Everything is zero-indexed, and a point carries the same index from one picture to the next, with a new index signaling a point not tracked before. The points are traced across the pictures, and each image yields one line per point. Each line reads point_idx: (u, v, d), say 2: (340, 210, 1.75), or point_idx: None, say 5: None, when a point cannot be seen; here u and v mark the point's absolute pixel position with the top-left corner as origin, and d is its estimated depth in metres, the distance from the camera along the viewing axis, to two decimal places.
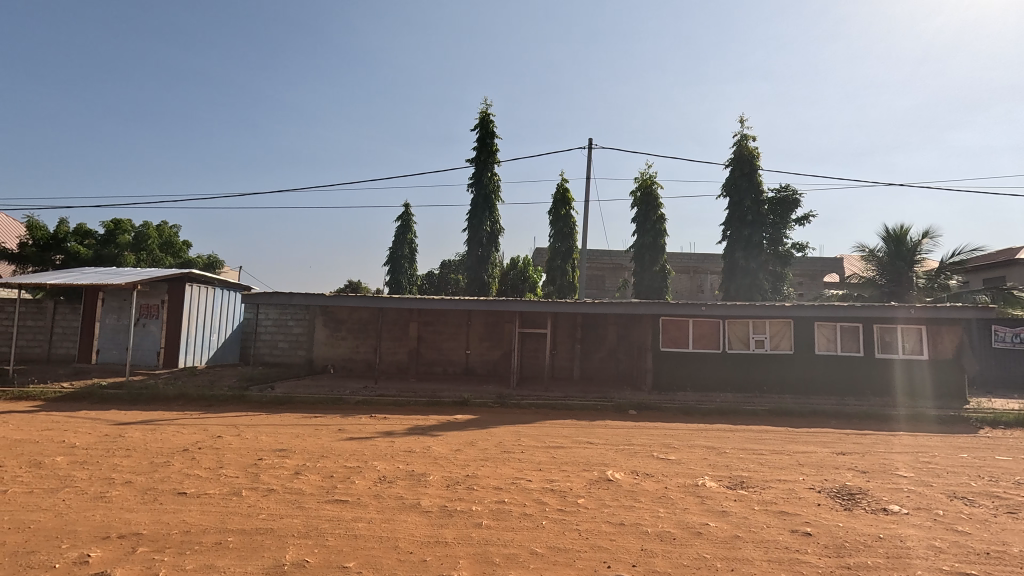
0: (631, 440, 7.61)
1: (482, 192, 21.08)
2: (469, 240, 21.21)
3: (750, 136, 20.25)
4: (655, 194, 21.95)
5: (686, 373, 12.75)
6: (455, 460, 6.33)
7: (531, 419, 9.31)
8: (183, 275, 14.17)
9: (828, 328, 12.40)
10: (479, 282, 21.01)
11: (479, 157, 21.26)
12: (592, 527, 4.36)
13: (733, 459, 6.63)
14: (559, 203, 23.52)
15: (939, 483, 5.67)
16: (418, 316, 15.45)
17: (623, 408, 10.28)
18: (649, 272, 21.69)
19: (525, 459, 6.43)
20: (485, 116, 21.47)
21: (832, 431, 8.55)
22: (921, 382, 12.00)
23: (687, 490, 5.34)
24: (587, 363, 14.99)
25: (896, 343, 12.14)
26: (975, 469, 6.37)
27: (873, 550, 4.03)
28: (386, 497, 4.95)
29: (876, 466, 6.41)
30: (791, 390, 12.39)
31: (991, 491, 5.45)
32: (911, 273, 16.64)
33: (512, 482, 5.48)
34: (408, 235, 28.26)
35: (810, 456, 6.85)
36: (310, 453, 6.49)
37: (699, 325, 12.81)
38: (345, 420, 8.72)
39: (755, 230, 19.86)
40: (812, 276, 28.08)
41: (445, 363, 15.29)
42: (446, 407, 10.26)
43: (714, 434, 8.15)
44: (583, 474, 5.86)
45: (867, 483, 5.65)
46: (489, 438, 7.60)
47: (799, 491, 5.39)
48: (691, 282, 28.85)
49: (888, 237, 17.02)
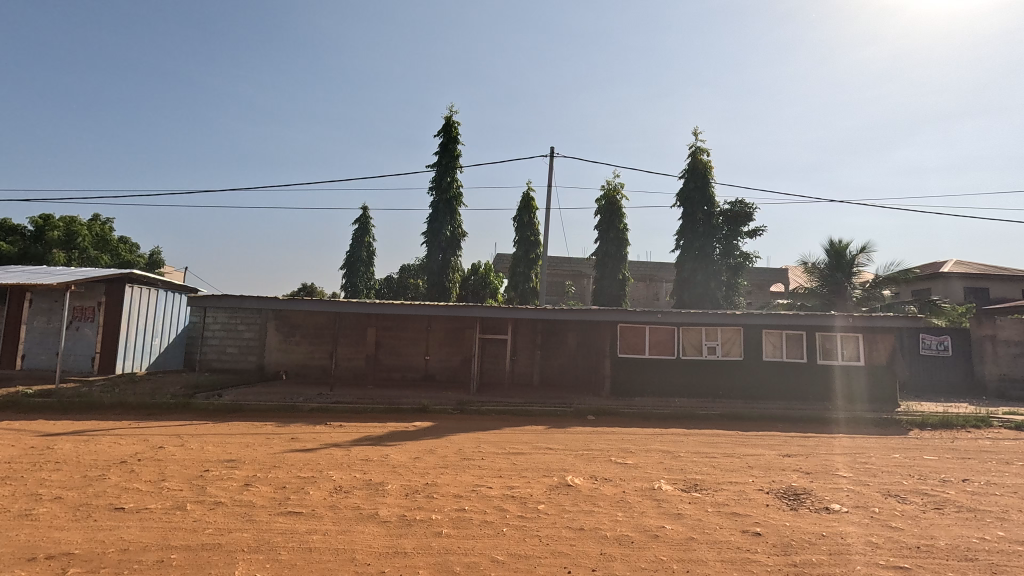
0: (590, 445, 7.69)
1: (444, 197, 20.99)
2: (430, 245, 21.05)
3: (704, 148, 21.09)
4: (619, 203, 22.47)
5: (644, 380, 13.04)
6: (414, 468, 6.22)
7: (492, 425, 9.31)
8: (123, 276, 13.32)
9: (775, 335, 13.00)
10: (440, 286, 20.88)
11: (443, 162, 21.18)
12: (552, 533, 4.39)
13: (688, 463, 6.80)
14: (524, 210, 23.67)
15: (875, 483, 6.03)
16: (377, 322, 15.16)
17: (582, 413, 10.42)
18: (607, 278, 22.23)
19: (485, 467, 6.38)
20: (449, 121, 21.42)
21: (778, 434, 8.93)
22: (857, 387, 12.74)
23: (644, 494, 5.46)
24: (547, 368, 15.12)
25: (836, 350, 12.85)
26: (906, 468, 6.82)
27: (817, 547, 4.24)
28: (342, 508, 4.80)
29: (818, 466, 6.77)
30: (742, 394, 12.88)
31: (921, 489, 5.84)
32: (847, 285, 17.73)
33: (473, 490, 5.44)
34: (365, 238, 27.73)
35: (759, 458, 7.16)
36: (261, 463, 6.22)
37: (655, 332, 13.17)
38: (298, 429, 8.42)
39: (709, 240, 20.68)
40: (760, 286, 29.46)
41: (404, 369, 15.05)
42: (405, 414, 10.10)
43: (669, 438, 8.37)
44: (542, 480, 5.88)
45: (810, 483, 5.95)
46: (448, 446, 7.49)
47: (749, 492, 5.60)
48: (647, 290, 29.69)
49: (828, 251, 18.05)
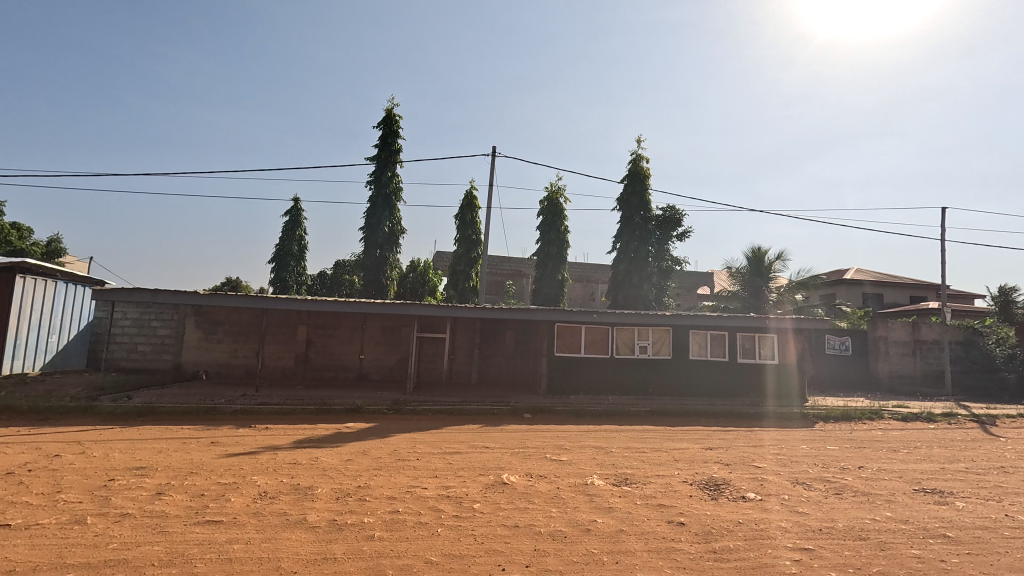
0: (526, 443, 7.79)
1: (382, 191, 20.44)
2: (367, 240, 20.44)
3: (644, 156, 21.95)
4: (561, 204, 22.88)
5: (579, 378, 13.37)
6: (345, 470, 6.02)
7: (429, 425, 9.20)
8: (12, 264, 11.91)
9: (701, 335, 13.76)
10: (377, 283, 20.34)
11: (382, 156, 20.64)
12: (487, 531, 4.40)
13: (619, 458, 7.05)
14: (466, 208, 23.54)
15: (786, 472, 6.54)
16: (308, 319, 14.53)
17: (519, 411, 10.52)
18: (546, 278, 22.60)
19: (420, 467, 6.30)
20: (389, 113, 20.88)
21: (702, 429, 9.47)
22: (772, 384, 13.75)
23: (577, 490, 5.60)
24: (485, 367, 15.13)
25: (754, 350, 13.79)
26: (812, 457, 7.45)
27: (735, 534, 4.52)
28: (267, 515, 4.56)
29: (737, 458, 7.24)
30: (670, 391, 13.53)
31: (824, 476, 6.40)
32: (765, 289, 19.10)
33: (407, 491, 5.35)
34: (296, 231, 26.48)
35: (684, 452, 7.55)
36: (176, 470, 5.78)
37: (590, 332, 13.53)
38: (219, 432, 7.90)
39: (644, 244, 21.54)
40: (688, 289, 31.09)
41: (337, 368, 14.52)
42: (337, 414, 9.76)
43: (602, 434, 8.63)
44: (478, 479, 5.88)
45: (729, 474, 6.35)
46: (382, 447, 7.31)
47: (675, 484, 5.90)
48: (584, 291, 30.51)
49: (749, 257, 19.35)
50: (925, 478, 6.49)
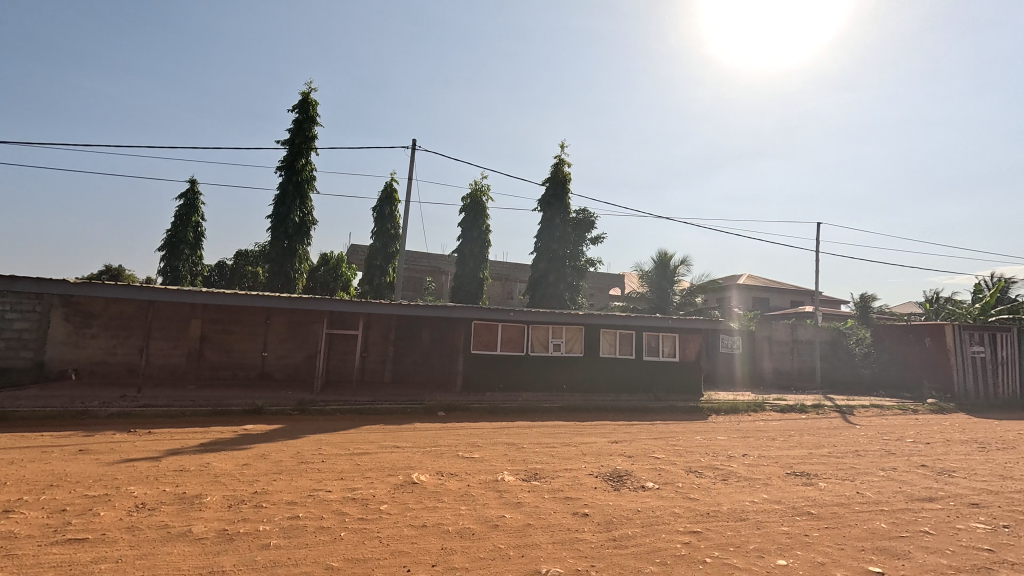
0: (438, 441, 7.72)
1: (294, 179, 19.24)
2: (275, 230, 19.15)
3: (566, 161, 22.48)
4: (483, 203, 22.90)
5: (494, 376, 13.48)
6: (241, 476, 5.59)
7: (337, 425, 8.82)
8: None
9: (611, 334, 14.40)
10: (284, 276, 19.12)
11: (295, 141, 19.44)
12: (394, 532, 4.30)
13: (530, 453, 7.20)
14: (385, 202, 22.84)
15: (680, 461, 7.05)
16: (203, 313, 13.33)
17: (433, 410, 10.39)
18: (465, 276, 22.52)
19: (325, 469, 6.01)
20: (306, 97, 19.72)
21: (609, 423, 9.96)
22: (673, 380, 14.74)
23: (487, 486, 5.64)
24: (399, 365, 14.78)
25: (659, 348, 14.70)
26: (703, 447, 8.11)
27: (633, 521, 4.79)
28: (145, 529, 4.12)
29: (638, 450, 7.69)
30: (581, 388, 14.06)
31: (713, 464, 6.98)
32: (670, 292, 20.45)
33: (309, 495, 5.08)
34: (191, 216, 24.17)
35: (591, 446, 7.89)
36: (31, 484, 5.04)
37: (506, 330, 13.67)
38: (89, 439, 7.01)
39: (562, 245, 22.16)
40: (601, 289, 32.49)
41: (235, 367, 13.46)
42: (234, 416, 9.05)
43: (514, 431, 8.78)
44: (387, 479, 5.73)
45: (631, 466, 6.73)
46: (284, 450, 6.89)
47: (581, 477, 6.14)
48: (502, 290, 30.83)
49: (656, 261, 20.61)
50: (796, 463, 7.30)
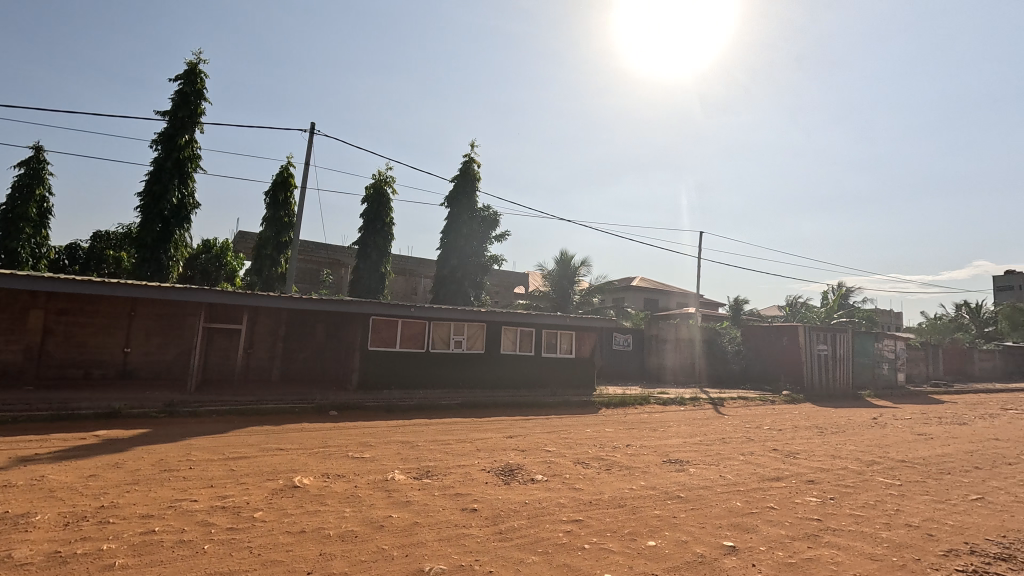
0: (326, 442, 7.35)
1: (172, 155, 17.21)
2: (146, 210, 17.01)
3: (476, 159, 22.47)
4: (388, 195, 22.19)
5: (393, 373, 13.13)
6: (85, 489, 4.90)
7: (211, 427, 8.06)
8: None
9: (511, 331, 14.65)
10: (155, 263, 17.08)
11: (176, 113, 17.40)
12: (267, 541, 4.02)
13: (423, 451, 7.10)
14: (279, 187, 21.26)
15: (570, 454, 7.37)
16: (47, 303, 11.49)
17: (324, 409, 9.88)
18: (366, 269, 21.66)
19: (193, 477, 5.46)
20: (192, 66, 17.73)
21: (506, 418, 10.15)
22: (569, 375, 15.38)
23: (375, 486, 5.47)
24: (289, 363, 13.86)
25: (557, 345, 15.24)
26: (592, 439, 8.56)
27: (520, 513, 4.92)
28: None
29: (531, 444, 7.92)
30: (481, 384, 14.17)
31: (599, 455, 7.38)
32: (570, 292, 21.29)
33: (170, 506, 4.58)
34: (32, 188, 20.75)
35: (486, 441, 7.98)
36: None
37: (407, 326, 13.36)
38: None
39: (468, 242, 22.15)
40: (505, 287, 32.97)
41: (88, 365, 11.77)
42: (83, 421, 7.91)
43: (409, 429, 8.62)
44: (265, 484, 5.33)
45: (523, 460, 6.90)
46: (144, 458, 6.15)
47: (473, 473, 6.17)
48: (406, 285, 30.13)
49: (558, 261, 21.36)
50: (672, 451, 7.95)
